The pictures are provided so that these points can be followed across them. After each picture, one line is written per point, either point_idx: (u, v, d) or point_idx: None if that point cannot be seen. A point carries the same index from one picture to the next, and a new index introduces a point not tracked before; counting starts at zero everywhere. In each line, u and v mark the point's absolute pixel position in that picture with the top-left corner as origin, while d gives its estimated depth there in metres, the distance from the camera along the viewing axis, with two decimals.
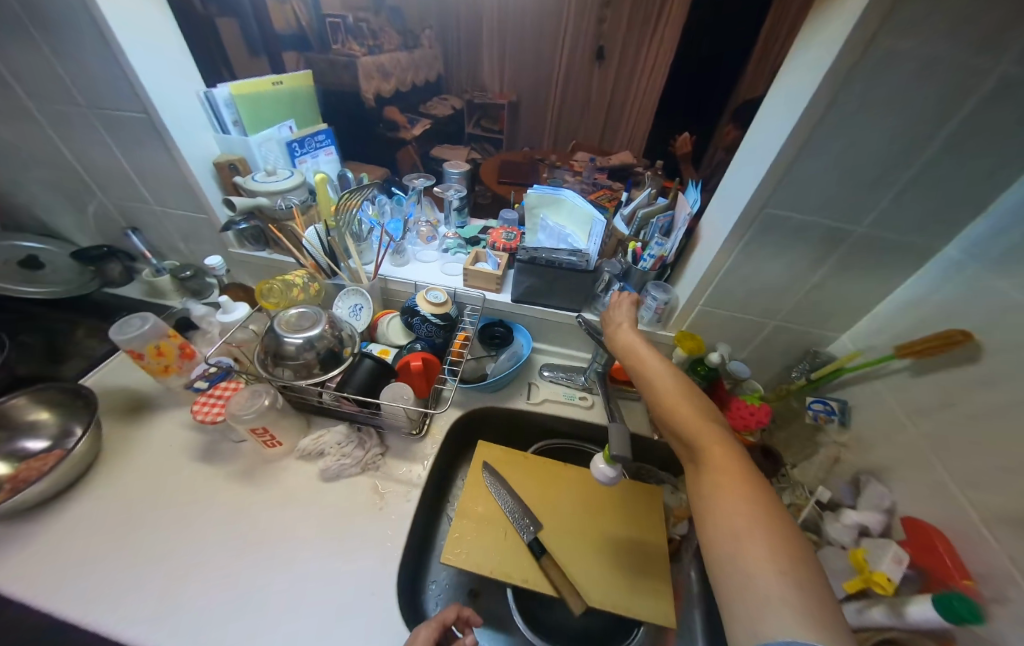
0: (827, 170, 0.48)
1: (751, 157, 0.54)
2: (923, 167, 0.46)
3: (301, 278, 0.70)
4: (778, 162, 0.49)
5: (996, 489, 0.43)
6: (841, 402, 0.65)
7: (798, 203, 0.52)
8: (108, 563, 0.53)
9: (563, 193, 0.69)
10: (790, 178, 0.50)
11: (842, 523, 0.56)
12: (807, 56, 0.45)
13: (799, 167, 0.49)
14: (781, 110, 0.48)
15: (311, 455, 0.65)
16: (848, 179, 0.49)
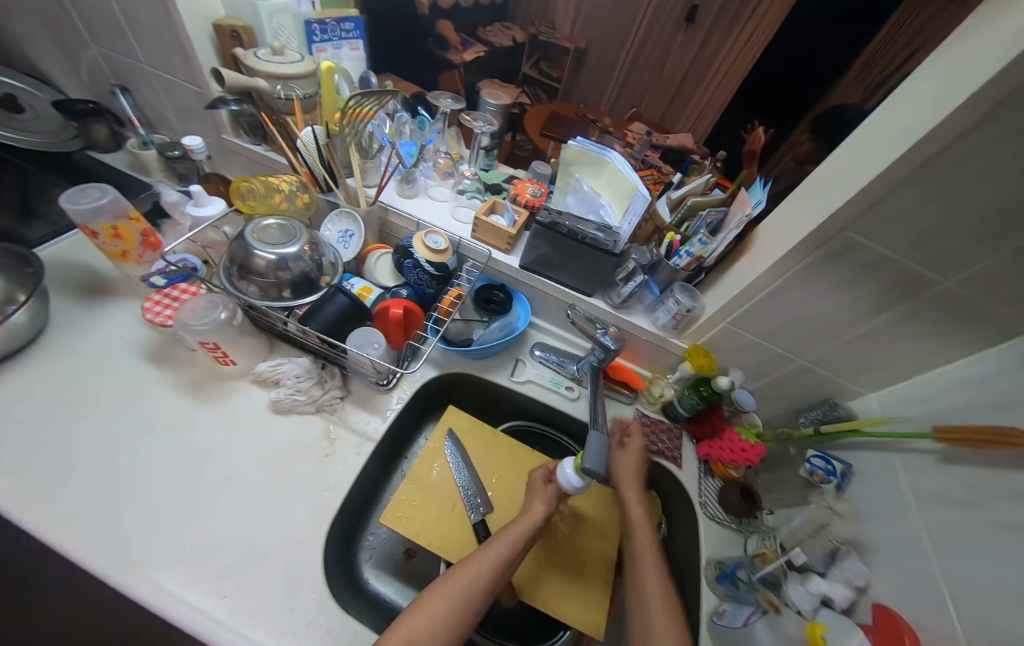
0: (938, 203, 0.38)
1: (846, 162, 0.43)
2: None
3: (288, 186, 0.62)
4: (883, 179, 0.38)
5: (997, 617, 0.37)
6: (845, 465, 0.59)
7: (889, 235, 0.42)
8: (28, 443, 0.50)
9: (608, 153, 0.58)
10: (892, 200, 0.40)
11: (807, 589, 0.50)
12: (973, 36, 0.33)
13: (907, 191, 0.38)
14: (907, 112, 0.37)
15: (266, 382, 0.60)
16: (962, 221, 0.38)
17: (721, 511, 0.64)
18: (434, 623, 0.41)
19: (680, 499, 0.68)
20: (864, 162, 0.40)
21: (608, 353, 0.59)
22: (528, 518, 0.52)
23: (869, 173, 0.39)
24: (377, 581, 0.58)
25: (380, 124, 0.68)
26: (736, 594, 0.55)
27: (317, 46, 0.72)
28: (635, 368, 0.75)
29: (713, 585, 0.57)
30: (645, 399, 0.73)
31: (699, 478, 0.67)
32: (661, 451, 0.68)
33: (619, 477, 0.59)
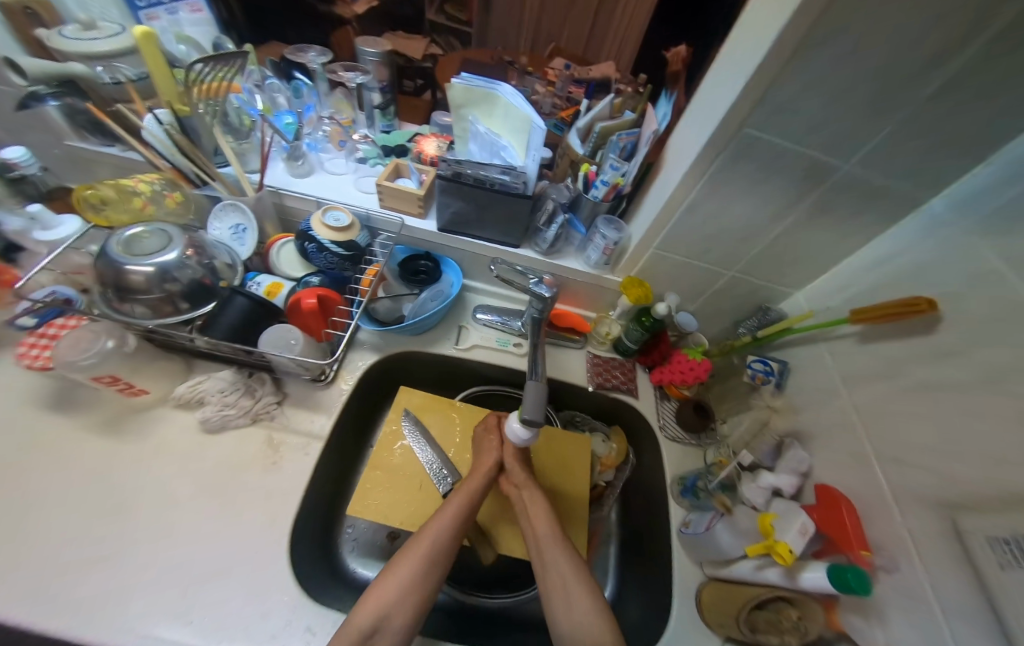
0: (824, 85, 0.36)
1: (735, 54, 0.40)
2: (942, 88, 0.35)
3: (149, 185, 0.55)
4: (766, 67, 0.36)
5: (915, 467, 0.41)
6: (781, 364, 0.62)
7: (783, 126, 0.40)
8: None
9: (497, 87, 0.53)
10: (777, 90, 0.37)
11: (757, 485, 0.53)
12: None
13: (791, 79, 0.36)
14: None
15: (189, 404, 0.55)
16: (854, 99, 0.37)
17: (681, 431, 0.68)
18: (399, 589, 0.38)
19: (642, 429, 0.70)
20: (750, 52, 0.37)
21: (546, 303, 0.57)
22: (478, 472, 0.51)
23: (753, 62, 0.37)
24: (365, 568, 0.57)
25: (246, 98, 0.61)
26: (700, 503, 0.59)
27: (145, 12, 0.60)
28: (580, 313, 0.75)
29: (679, 499, 0.61)
30: (595, 341, 0.73)
31: (656, 403, 0.70)
32: (619, 386, 0.70)
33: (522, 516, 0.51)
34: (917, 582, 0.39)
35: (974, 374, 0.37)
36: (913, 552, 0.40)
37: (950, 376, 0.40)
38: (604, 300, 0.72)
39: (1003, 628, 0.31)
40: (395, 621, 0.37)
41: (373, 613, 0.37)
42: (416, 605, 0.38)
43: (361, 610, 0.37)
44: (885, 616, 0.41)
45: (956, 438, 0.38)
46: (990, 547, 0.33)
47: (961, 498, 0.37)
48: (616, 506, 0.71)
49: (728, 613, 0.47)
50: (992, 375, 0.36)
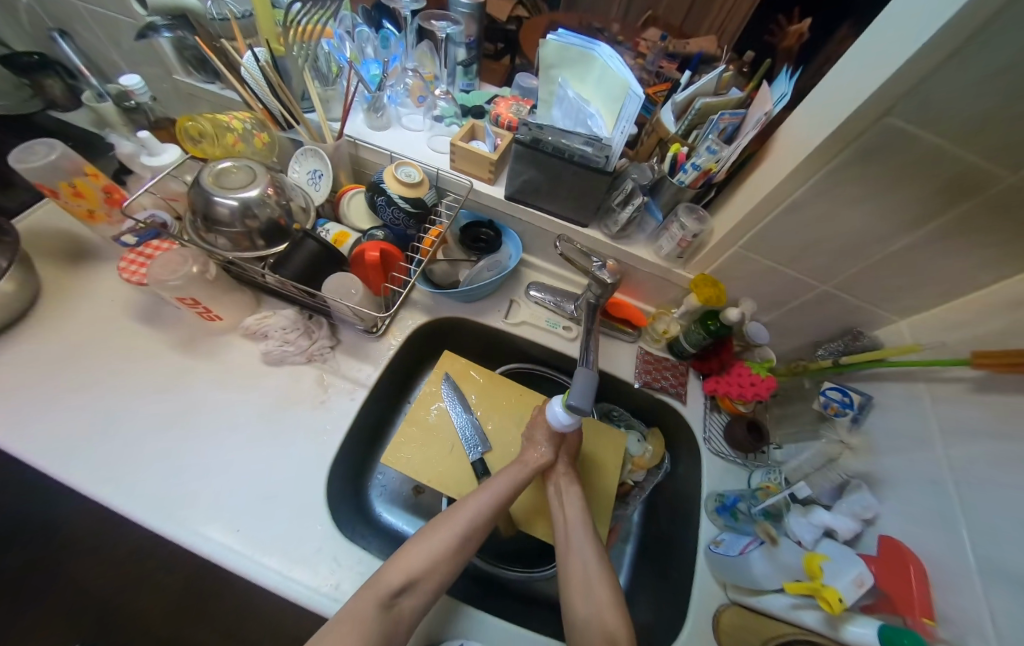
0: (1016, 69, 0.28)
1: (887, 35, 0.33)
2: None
3: (242, 124, 0.58)
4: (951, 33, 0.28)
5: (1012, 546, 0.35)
6: (865, 398, 0.55)
7: (942, 121, 0.33)
8: (24, 409, 0.51)
9: (596, 46, 0.48)
10: (942, 78, 0.31)
11: (808, 520, 0.48)
12: None
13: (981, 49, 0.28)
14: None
15: (254, 336, 0.59)
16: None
17: (727, 446, 0.63)
18: (430, 559, 0.42)
19: (687, 440, 0.66)
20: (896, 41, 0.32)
21: (606, 289, 0.55)
22: (523, 462, 0.52)
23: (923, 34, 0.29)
24: (389, 514, 0.61)
25: (337, 43, 0.62)
26: (738, 527, 0.54)
27: None
28: (637, 306, 0.70)
29: (713, 515, 0.57)
30: (649, 337, 0.68)
31: (705, 412, 0.65)
32: (667, 388, 0.65)
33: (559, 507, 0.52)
34: None
35: None
36: (984, 632, 0.34)
37: None
38: (667, 296, 0.67)
39: None
40: (423, 584, 0.41)
41: (404, 575, 0.40)
42: (446, 571, 0.42)
43: (394, 571, 0.40)
44: None
45: None
46: None
47: None
48: (640, 508, 0.69)
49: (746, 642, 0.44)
50: None
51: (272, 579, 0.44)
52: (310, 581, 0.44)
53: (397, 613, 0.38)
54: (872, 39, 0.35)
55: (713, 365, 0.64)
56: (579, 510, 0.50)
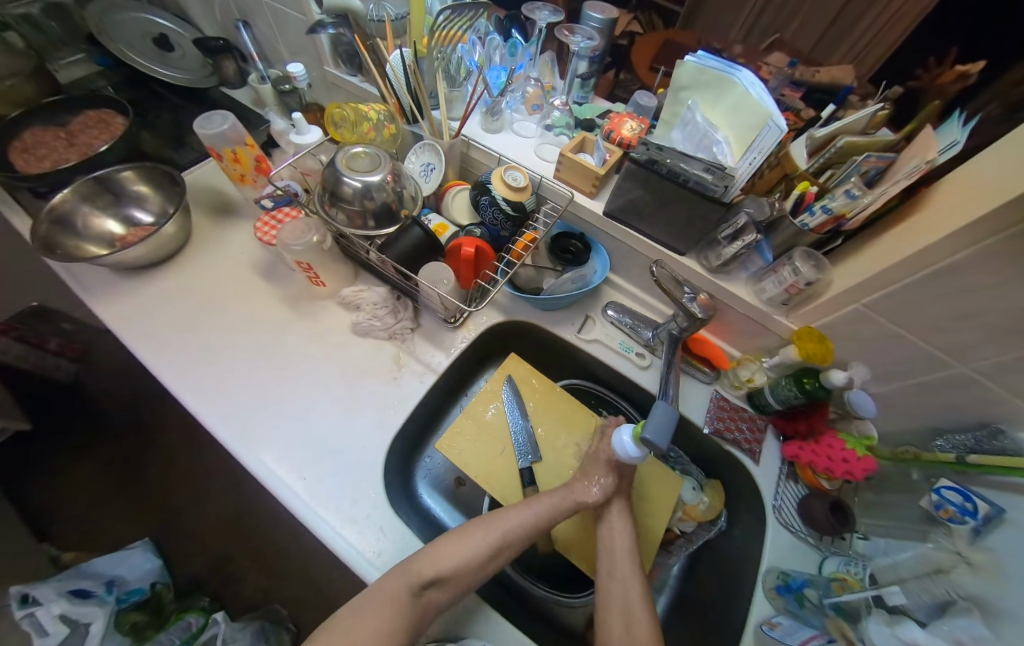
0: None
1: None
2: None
3: (377, 114, 0.64)
4: None
5: None
6: (996, 509, 0.44)
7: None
8: (166, 333, 0.61)
9: (736, 71, 0.46)
10: None
11: (894, 634, 0.40)
12: None
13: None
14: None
15: (347, 306, 0.65)
16: None
17: (799, 521, 0.56)
18: (461, 559, 0.42)
19: (750, 501, 0.60)
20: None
21: (694, 323, 0.53)
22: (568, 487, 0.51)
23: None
24: (430, 497, 0.63)
25: (470, 49, 0.64)
26: (805, 616, 0.48)
27: None
28: (721, 346, 0.66)
29: (772, 594, 0.51)
30: (728, 382, 0.64)
31: (778, 478, 0.59)
32: (739, 442, 0.60)
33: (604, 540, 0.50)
34: None
35: None
36: None
37: None
38: (757, 342, 0.61)
39: None
40: (453, 583, 0.42)
41: (435, 569, 0.41)
42: (474, 575, 0.43)
43: (425, 562, 0.41)
44: None
45: None
46: None
47: None
48: (681, 562, 0.64)
49: None
50: None
51: (326, 531, 0.48)
52: (356, 543, 0.48)
53: (424, 602, 0.40)
54: None
55: (803, 426, 0.57)
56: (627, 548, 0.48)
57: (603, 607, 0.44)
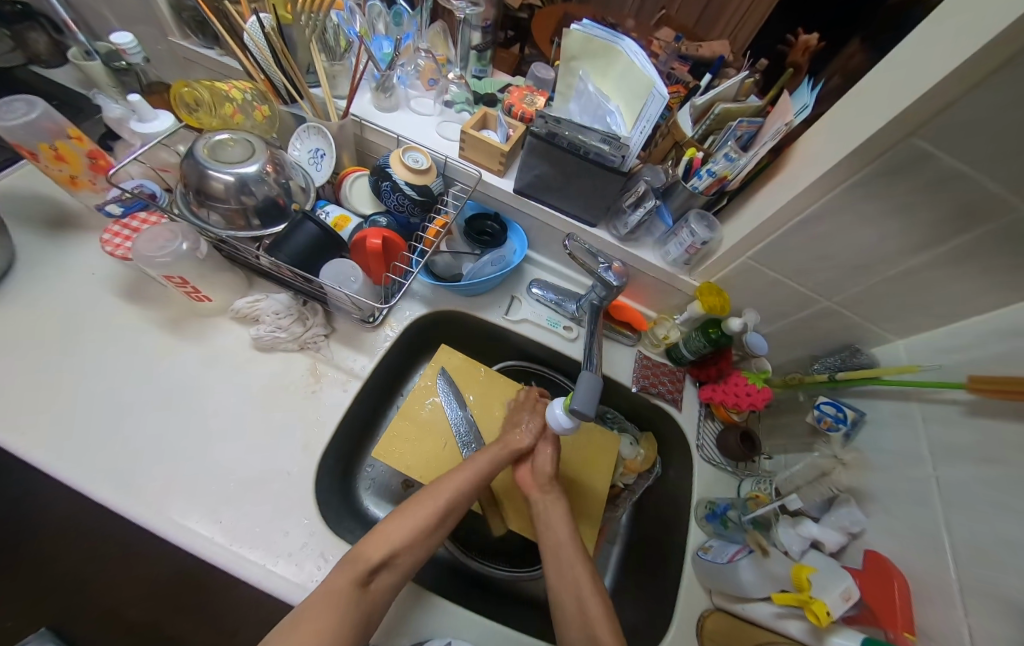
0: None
1: (925, 48, 0.33)
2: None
3: (241, 94, 0.55)
4: (973, 65, 0.28)
5: (995, 567, 0.36)
6: (858, 413, 0.55)
7: (969, 146, 0.33)
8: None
9: (619, 40, 0.47)
10: (965, 106, 0.31)
11: (797, 531, 0.48)
12: None
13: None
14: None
15: (245, 319, 0.57)
16: None
17: (718, 453, 0.63)
18: (409, 535, 0.41)
19: (679, 446, 0.66)
20: (936, 54, 0.31)
21: (611, 291, 0.54)
22: (506, 446, 0.52)
23: (965, 52, 0.28)
24: (376, 507, 0.60)
25: (348, 16, 0.57)
26: (727, 535, 0.54)
27: None
28: (640, 309, 0.70)
29: (702, 522, 0.57)
30: (648, 342, 0.68)
31: (699, 420, 0.65)
32: (663, 394, 0.65)
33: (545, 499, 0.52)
34: None
35: None
36: None
37: None
38: (669, 302, 0.66)
39: None
40: (404, 557, 0.40)
41: (382, 553, 0.39)
42: (423, 549, 0.42)
43: (371, 547, 0.39)
44: None
45: None
46: None
47: None
48: (628, 512, 0.69)
49: None
50: None
51: (254, 574, 0.42)
52: (293, 577, 0.43)
53: (373, 591, 0.37)
54: (905, 55, 0.35)
55: (713, 372, 0.63)
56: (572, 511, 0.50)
57: (556, 582, 0.45)
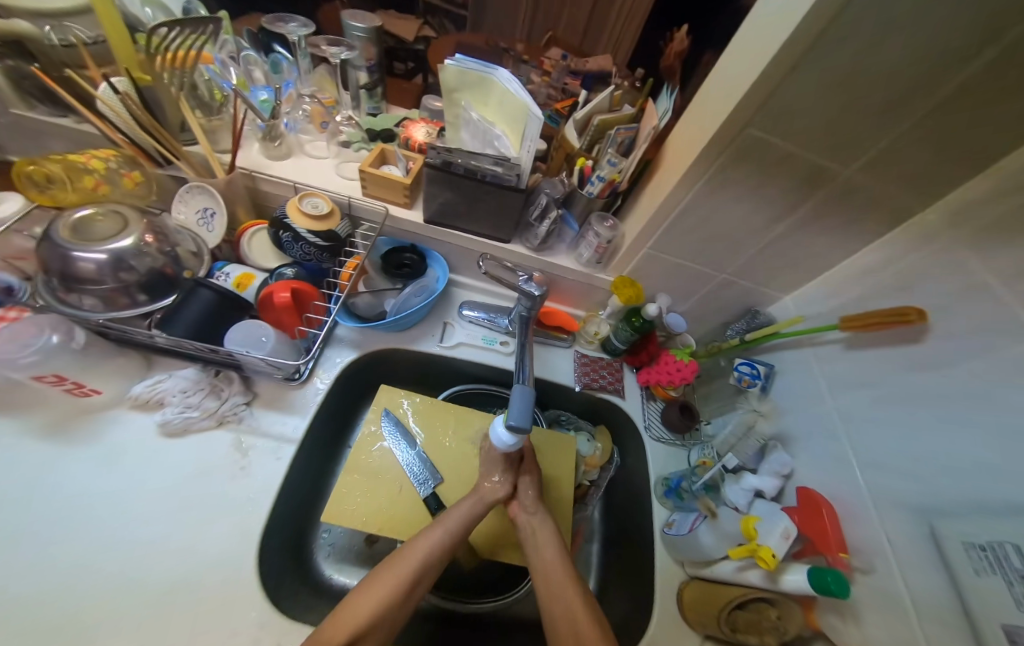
0: (842, 75, 0.36)
1: (744, 55, 0.40)
2: (959, 90, 0.35)
3: (104, 163, 0.50)
4: (777, 61, 0.35)
5: (896, 474, 0.43)
6: (768, 367, 0.62)
7: (790, 124, 0.40)
8: None
9: (491, 69, 0.49)
10: (778, 96, 0.38)
11: (740, 486, 0.53)
12: None
13: (817, 61, 0.35)
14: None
15: (149, 406, 0.51)
16: (864, 95, 0.37)
17: (665, 431, 0.67)
18: (377, 608, 0.38)
19: (630, 431, 0.69)
20: (753, 60, 0.38)
21: (535, 302, 0.54)
22: (478, 495, 0.51)
23: (773, 51, 0.35)
24: (341, 575, 0.55)
25: (219, 70, 0.57)
26: (682, 505, 0.58)
27: None
28: (568, 311, 0.73)
29: (663, 500, 0.61)
30: (583, 340, 0.71)
31: (643, 403, 0.69)
32: (605, 386, 0.68)
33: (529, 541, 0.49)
34: (892, 582, 0.41)
35: (985, 379, 0.38)
36: (887, 550, 0.42)
37: (939, 386, 0.41)
38: (592, 299, 0.69)
39: (977, 632, 0.33)
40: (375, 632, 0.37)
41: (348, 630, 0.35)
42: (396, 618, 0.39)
43: (332, 628, 0.35)
44: (860, 615, 0.43)
45: (930, 441, 0.41)
46: (967, 552, 0.35)
47: (940, 505, 0.39)
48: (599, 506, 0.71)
49: (709, 613, 0.47)
50: (990, 385, 0.37)
51: None
52: None
53: None
54: (733, 61, 0.42)
55: (646, 358, 0.68)
56: (555, 549, 0.47)
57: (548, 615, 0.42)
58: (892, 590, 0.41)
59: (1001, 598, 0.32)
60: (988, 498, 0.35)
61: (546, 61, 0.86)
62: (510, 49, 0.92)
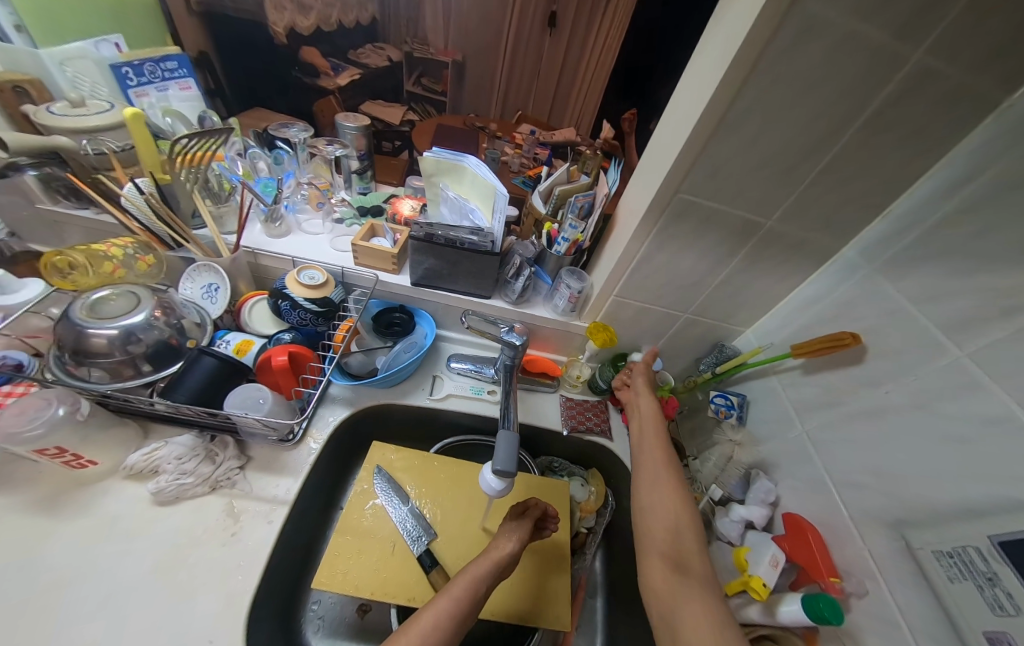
0: (743, 150, 0.45)
1: (665, 138, 0.50)
2: (837, 156, 0.45)
3: (122, 250, 0.55)
4: (693, 142, 0.44)
5: (866, 489, 0.46)
6: (741, 397, 0.66)
7: (714, 190, 0.49)
8: None
9: (464, 158, 0.58)
10: (699, 167, 0.47)
11: (730, 518, 0.55)
12: (721, 28, 0.41)
13: (718, 144, 0.44)
14: (705, 70, 0.43)
15: (140, 475, 0.51)
16: (767, 164, 0.46)
17: None
18: None
19: (619, 471, 0.70)
20: (674, 141, 0.47)
21: (517, 351, 0.57)
22: (490, 557, 0.45)
23: (691, 136, 0.44)
24: None
25: (228, 165, 0.66)
26: None
27: (135, 91, 0.68)
28: (551, 357, 0.77)
29: None
30: (567, 384, 0.75)
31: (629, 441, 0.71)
32: (592, 428, 0.70)
33: (637, 420, 0.60)
34: (885, 604, 0.41)
35: (921, 389, 0.43)
36: (874, 570, 0.43)
37: (887, 400, 0.46)
38: (573, 344, 0.74)
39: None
40: None
41: None
42: None
43: None
44: (862, 643, 0.42)
45: (888, 454, 0.44)
46: (939, 561, 0.37)
47: (908, 517, 0.41)
48: (599, 554, 0.69)
49: None
50: (925, 395, 0.42)
51: None
52: None
53: None
54: (657, 145, 0.52)
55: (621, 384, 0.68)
56: (654, 410, 0.60)
57: (641, 461, 0.54)
58: (885, 611, 0.41)
59: (977, 604, 0.34)
60: (947, 501, 0.38)
61: (519, 137, 1.04)
62: (486, 129, 1.08)
